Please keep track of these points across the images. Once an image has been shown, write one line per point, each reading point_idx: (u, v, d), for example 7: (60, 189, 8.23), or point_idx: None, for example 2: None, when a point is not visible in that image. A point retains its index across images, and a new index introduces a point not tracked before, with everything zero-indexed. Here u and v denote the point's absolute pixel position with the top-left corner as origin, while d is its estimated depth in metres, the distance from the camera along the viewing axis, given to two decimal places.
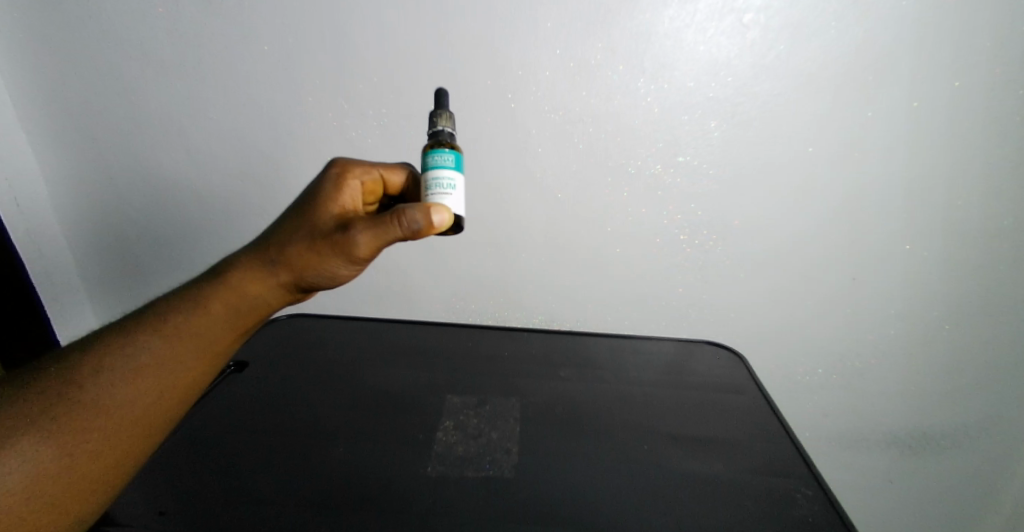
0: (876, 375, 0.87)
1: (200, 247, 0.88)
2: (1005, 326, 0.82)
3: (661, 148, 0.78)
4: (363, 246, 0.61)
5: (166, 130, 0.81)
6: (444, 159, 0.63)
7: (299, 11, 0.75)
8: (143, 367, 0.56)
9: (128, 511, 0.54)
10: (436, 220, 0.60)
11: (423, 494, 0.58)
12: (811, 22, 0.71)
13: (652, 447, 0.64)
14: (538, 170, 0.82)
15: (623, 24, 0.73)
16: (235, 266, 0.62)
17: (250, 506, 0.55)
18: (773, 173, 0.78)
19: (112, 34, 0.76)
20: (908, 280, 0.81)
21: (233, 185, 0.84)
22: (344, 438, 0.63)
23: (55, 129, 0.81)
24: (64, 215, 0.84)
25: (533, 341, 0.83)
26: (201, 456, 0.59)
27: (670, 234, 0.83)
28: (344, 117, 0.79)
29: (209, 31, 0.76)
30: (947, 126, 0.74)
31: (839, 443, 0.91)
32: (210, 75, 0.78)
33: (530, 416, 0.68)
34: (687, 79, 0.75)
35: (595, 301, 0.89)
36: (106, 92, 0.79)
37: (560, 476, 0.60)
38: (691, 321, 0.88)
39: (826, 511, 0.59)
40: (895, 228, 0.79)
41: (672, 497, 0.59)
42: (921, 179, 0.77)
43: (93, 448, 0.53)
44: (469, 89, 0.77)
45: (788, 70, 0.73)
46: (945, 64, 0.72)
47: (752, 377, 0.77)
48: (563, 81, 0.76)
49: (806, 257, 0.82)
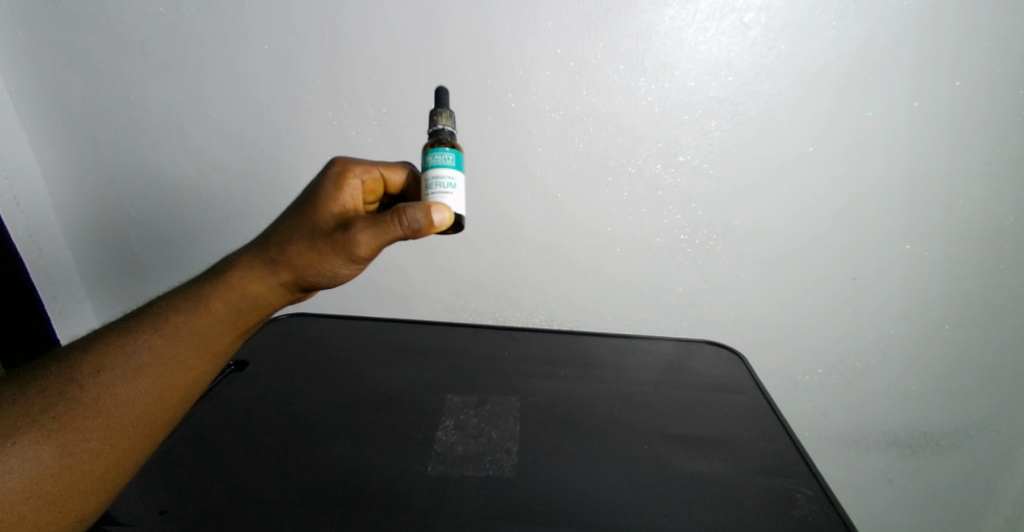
0: (875, 375, 0.87)
1: (200, 246, 0.88)
2: (1005, 326, 0.82)
3: (661, 148, 0.78)
4: (363, 246, 0.61)
5: (167, 130, 0.81)
6: (444, 158, 0.63)
7: (300, 10, 0.75)
8: (143, 366, 0.56)
9: (127, 510, 0.54)
10: (436, 219, 0.61)
11: (422, 493, 0.58)
12: (812, 22, 0.72)
13: (651, 447, 0.64)
14: (538, 169, 0.82)
15: (623, 23, 0.73)
16: (235, 265, 0.62)
17: (250, 505, 0.55)
18: (773, 173, 0.78)
19: (113, 33, 0.77)
20: (908, 280, 0.81)
21: (233, 185, 0.84)
22: (344, 438, 0.63)
23: (55, 129, 0.81)
24: (64, 214, 0.84)
25: (533, 340, 0.83)
26: (201, 456, 0.60)
27: (670, 234, 0.83)
28: (344, 117, 0.80)
29: (210, 30, 0.76)
30: (948, 126, 0.74)
31: (838, 443, 0.91)
32: (210, 74, 0.78)
33: (529, 415, 0.68)
34: (687, 79, 0.75)
35: (595, 301, 0.89)
36: (107, 92, 0.79)
37: (560, 475, 0.60)
38: (691, 321, 0.88)
39: (825, 511, 0.59)
40: (895, 228, 0.79)
41: (672, 498, 0.59)
42: (921, 179, 0.77)
43: (94, 447, 0.53)
44: (469, 89, 0.78)
45: (788, 70, 0.74)
46: (946, 64, 0.72)
47: (751, 377, 0.77)
48: (563, 80, 0.76)
49: (807, 257, 0.82)
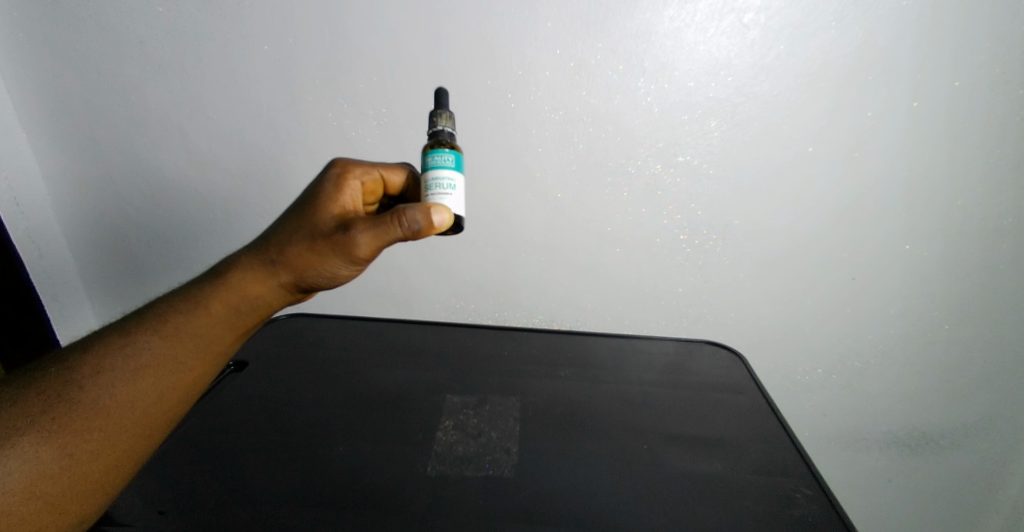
0: (875, 374, 0.85)
1: (200, 247, 0.86)
2: (1006, 326, 0.80)
3: (661, 148, 0.77)
4: (363, 247, 0.60)
5: (165, 130, 0.79)
6: (444, 159, 0.62)
7: (301, 10, 0.73)
8: (144, 367, 0.54)
9: (127, 511, 0.52)
10: (436, 221, 0.60)
11: (423, 493, 0.56)
12: (811, 22, 0.70)
13: (652, 447, 0.63)
14: (537, 170, 0.80)
15: (623, 24, 0.72)
16: (235, 266, 0.61)
17: (250, 505, 0.54)
18: (773, 173, 0.77)
19: (112, 33, 0.75)
20: (907, 280, 0.80)
21: (233, 185, 0.82)
22: (344, 437, 0.61)
23: (55, 128, 0.79)
24: (65, 217, 0.83)
25: (532, 341, 0.81)
26: (202, 455, 0.58)
27: (669, 234, 0.81)
28: (344, 117, 0.78)
29: (209, 30, 0.74)
30: (947, 125, 0.72)
31: (838, 443, 0.89)
32: (207, 75, 0.76)
33: (530, 415, 0.66)
34: (687, 79, 0.73)
35: (595, 301, 0.87)
36: (107, 92, 0.77)
37: (561, 474, 0.59)
38: (690, 321, 0.86)
39: (826, 511, 0.57)
40: (894, 227, 0.77)
41: (676, 498, 0.58)
42: (920, 180, 0.75)
43: (93, 448, 0.51)
44: (469, 89, 0.76)
45: (788, 70, 0.72)
46: (944, 64, 0.70)
47: (751, 377, 0.75)
48: (563, 81, 0.75)
49: (810, 258, 0.80)
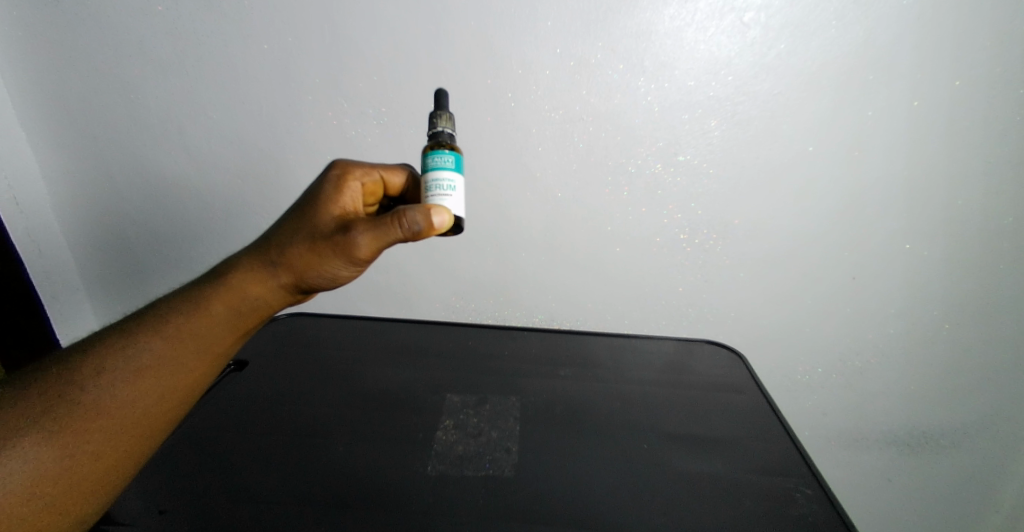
0: (875, 374, 0.84)
1: (201, 247, 0.85)
2: (1005, 326, 0.80)
3: (661, 147, 0.76)
4: (363, 248, 0.60)
5: (165, 131, 0.78)
6: (444, 159, 0.62)
7: (300, 10, 0.72)
8: (144, 368, 0.54)
9: (127, 510, 0.52)
10: (436, 222, 0.59)
11: (423, 494, 0.56)
12: (811, 22, 0.69)
13: (653, 447, 0.63)
14: (538, 170, 0.79)
15: (623, 23, 0.71)
16: (235, 267, 0.60)
17: (250, 505, 0.53)
18: (773, 173, 0.76)
19: (110, 32, 0.73)
20: (908, 280, 0.79)
21: (233, 185, 0.81)
22: (342, 437, 0.61)
23: (54, 128, 0.78)
24: (64, 218, 0.82)
25: (532, 340, 0.81)
26: (201, 455, 0.57)
27: (669, 234, 0.81)
28: (344, 116, 0.77)
29: (207, 29, 0.73)
30: (946, 124, 0.72)
31: (838, 443, 0.89)
32: (204, 75, 0.75)
33: (530, 415, 0.66)
34: (687, 78, 0.73)
35: (595, 301, 0.87)
36: (108, 91, 0.76)
37: (562, 475, 0.59)
38: (690, 321, 0.86)
39: (826, 510, 0.57)
40: (895, 227, 0.77)
41: (675, 499, 0.58)
42: (921, 180, 0.75)
43: (93, 449, 0.50)
44: (468, 88, 0.75)
45: (788, 70, 0.71)
46: (945, 63, 0.70)
47: (751, 377, 0.75)
48: (563, 80, 0.74)
49: (812, 258, 0.80)
